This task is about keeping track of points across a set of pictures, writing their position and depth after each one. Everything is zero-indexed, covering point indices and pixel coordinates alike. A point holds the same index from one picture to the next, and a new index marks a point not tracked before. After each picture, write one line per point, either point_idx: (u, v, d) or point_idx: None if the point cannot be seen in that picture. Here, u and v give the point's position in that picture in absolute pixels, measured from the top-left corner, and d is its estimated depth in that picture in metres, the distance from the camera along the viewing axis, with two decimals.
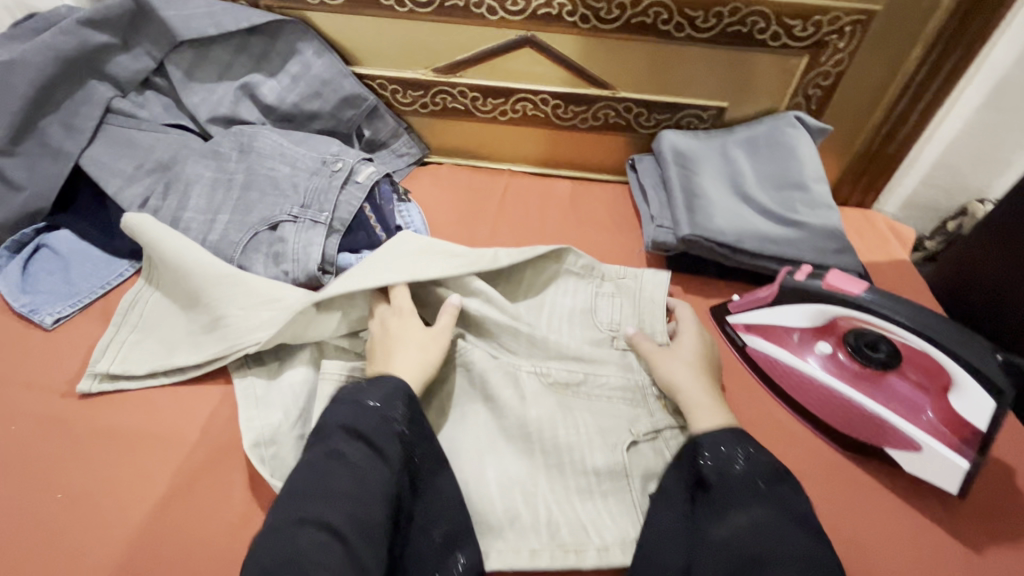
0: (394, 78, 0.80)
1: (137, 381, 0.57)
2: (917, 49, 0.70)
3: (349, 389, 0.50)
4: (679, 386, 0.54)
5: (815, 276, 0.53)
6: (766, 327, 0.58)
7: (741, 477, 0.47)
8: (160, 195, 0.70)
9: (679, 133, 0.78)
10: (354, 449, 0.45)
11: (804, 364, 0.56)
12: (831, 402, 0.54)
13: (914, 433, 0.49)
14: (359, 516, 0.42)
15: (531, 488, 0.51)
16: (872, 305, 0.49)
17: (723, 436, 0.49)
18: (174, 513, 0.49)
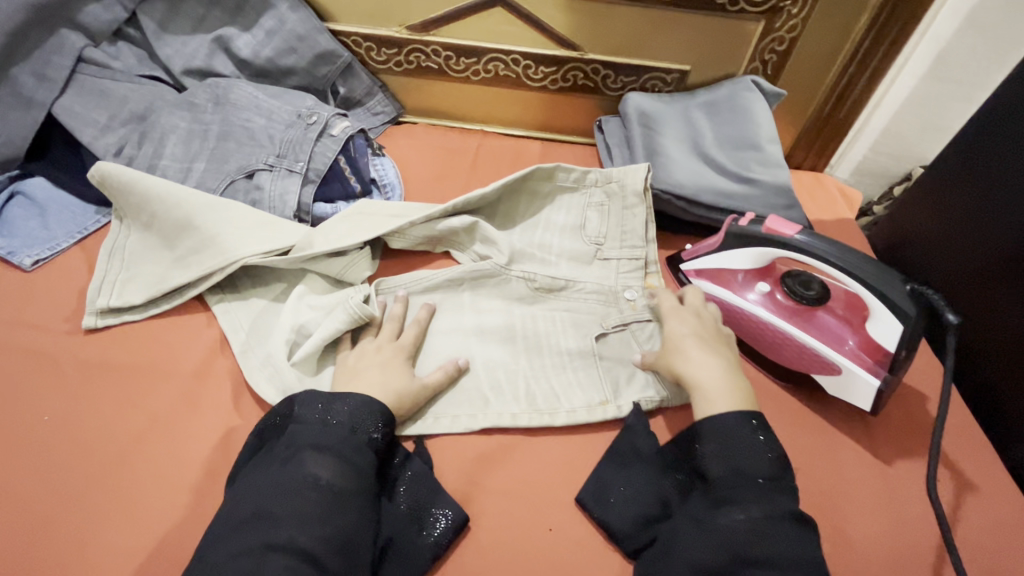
0: (368, 36, 0.82)
1: (138, 312, 0.60)
2: (864, 18, 0.74)
3: (318, 398, 0.49)
4: (702, 379, 0.52)
5: (756, 222, 0.59)
6: (715, 268, 0.63)
7: (743, 472, 0.46)
8: (137, 144, 0.72)
9: (644, 95, 0.82)
10: (308, 459, 0.45)
11: (748, 303, 0.60)
12: (768, 335, 0.58)
13: (837, 358, 0.54)
14: (315, 535, 0.42)
15: (512, 366, 0.59)
16: (805, 245, 0.54)
17: (726, 423, 0.48)
18: (155, 436, 0.52)
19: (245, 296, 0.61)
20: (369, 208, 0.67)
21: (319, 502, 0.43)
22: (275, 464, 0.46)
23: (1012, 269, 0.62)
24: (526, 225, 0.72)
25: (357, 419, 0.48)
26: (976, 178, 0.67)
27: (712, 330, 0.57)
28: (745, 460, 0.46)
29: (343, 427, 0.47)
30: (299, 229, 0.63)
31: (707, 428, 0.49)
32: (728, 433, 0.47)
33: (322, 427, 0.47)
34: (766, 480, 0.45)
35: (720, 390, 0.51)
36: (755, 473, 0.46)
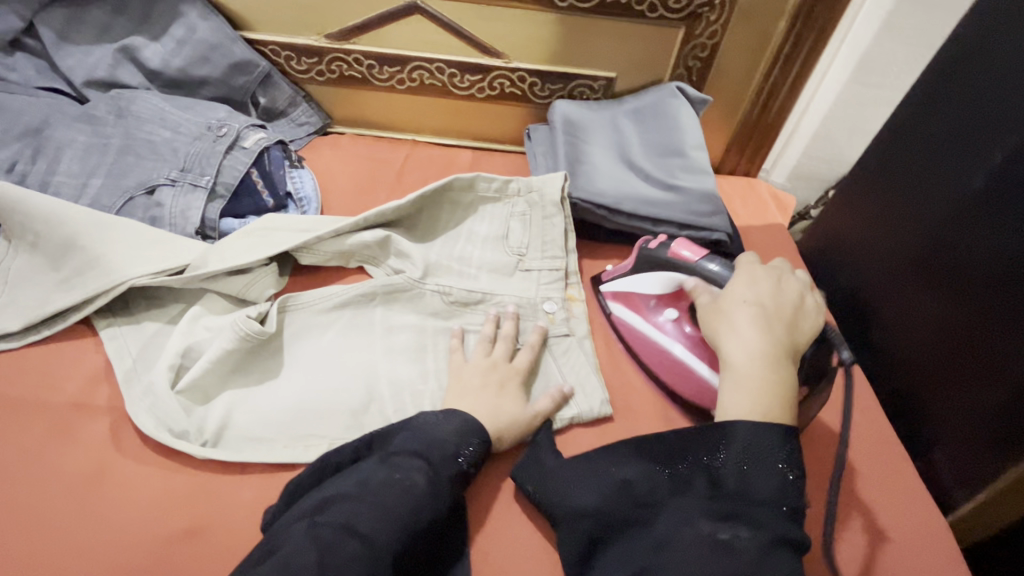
0: (286, 44, 0.79)
1: (15, 339, 0.55)
2: (782, 24, 0.74)
3: (430, 414, 0.50)
4: (738, 351, 0.50)
5: (664, 246, 0.61)
6: (626, 290, 0.63)
7: (765, 492, 0.44)
8: (30, 160, 0.68)
9: (572, 103, 0.81)
10: (410, 465, 0.46)
11: (656, 331, 0.60)
12: (669, 367, 0.58)
13: None
14: (385, 531, 0.42)
15: (419, 387, 0.56)
16: (706, 270, 0.57)
17: (769, 434, 0.45)
18: (18, 475, 0.48)
19: (136, 318, 0.58)
20: (275, 224, 0.63)
21: (418, 509, 0.44)
22: (378, 463, 0.46)
23: (923, 268, 0.61)
24: (448, 237, 0.70)
25: (473, 433, 0.49)
26: (898, 176, 0.66)
27: (784, 306, 0.52)
28: (759, 474, 0.44)
29: (457, 442, 0.48)
30: (197, 246, 0.60)
31: (736, 433, 0.46)
32: (758, 434, 0.45)
33: (437, 439, 0.48)
34: (786, 507, 0.43)
35: (755, 372, 0.48)
36: (767, 496, 0.43)
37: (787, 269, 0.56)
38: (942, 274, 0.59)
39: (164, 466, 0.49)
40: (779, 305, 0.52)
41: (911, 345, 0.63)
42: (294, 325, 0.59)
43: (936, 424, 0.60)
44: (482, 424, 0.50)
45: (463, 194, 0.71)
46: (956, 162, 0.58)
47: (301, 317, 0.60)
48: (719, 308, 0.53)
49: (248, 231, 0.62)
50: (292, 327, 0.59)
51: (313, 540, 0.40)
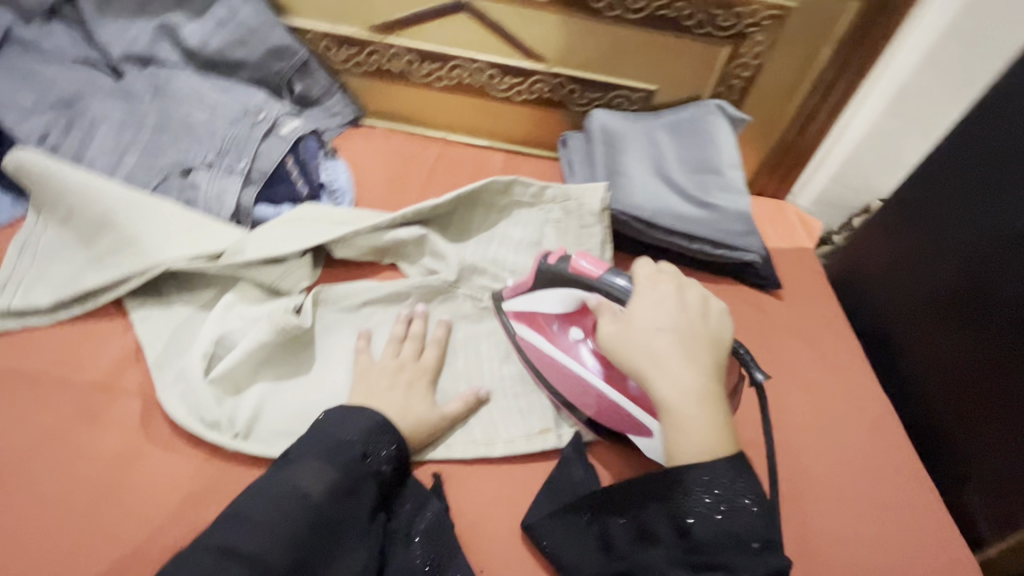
0: (327, 33, 0.78)
1: (44, 316, 0.54)
2: (827, 49, 0.75)
3: (334, 413, 0.47)
4: (675, 393, 0.45)
5: (563, 262, 0.53)
6: (528, 312, 0.57)
7: (735, 534, 0.42)
8: (62, 133, 0.66)
9: (609, 113, 0.81)
10: (298, 470, 0.44)
11: (564, 354, 0.55)
12: (582, 391, 0.53)
13: (646, 419, 0.50)
14: (275, 549, 0.40)
15: (450, 388, 0.57)
16: (612, 288, 0.50)
17: (718, 472, 0.43)
18: (43, 456, 0.47)
19: (168, 301, 0.57)
20: (312, 215, 0.63)
21: (302, 528, 0.42)
22: (320, 481, 0.43)
23: (955, 312, 0.62)
24: (481, 239, 0.70)
25: (373, 436, 0.47)
26: (933, 209, 0.66)
27: (693, 326, 0.48)
28: (727, 511, 0.43)
29: (356, 448, 0.46)
30: (233, 232, 0.59)
31: (694, 478, 0.43)
32: (714, 477, 0.43)
33: (335, 443, 0.45)
34: (760, 544, 0.42)
35: (694, 412, 0.44)
36: (737, 531, 0.42)
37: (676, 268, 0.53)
38: (975, 319, 0.60)
39: (193, 456, 0.48)
40: (692, 327, 0.48)
41: (942, 382, 0.63)
42: (324, 320, 0.58)
43: (968, 457, 0.60)
44: (392, 427, 0.48)
45: (498, 197, 0.70)
46: (997, 200, 0.59)
47: (331, 313, 0.59)
48: (632, 342, 0.48)
49: (286, 220, 0.62)
50: (322, 322, 0.58)
51: (194, 570, 0.39)
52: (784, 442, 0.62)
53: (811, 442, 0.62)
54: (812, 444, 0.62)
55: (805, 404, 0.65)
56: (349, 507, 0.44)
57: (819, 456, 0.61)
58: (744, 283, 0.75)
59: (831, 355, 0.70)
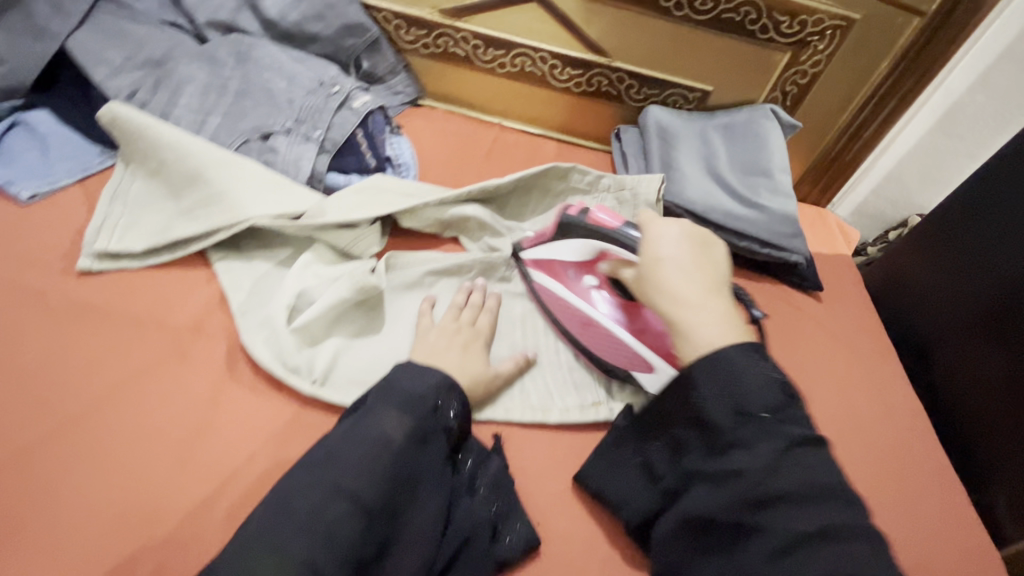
0: (399, 13, 0.81)
1: (136, 260, 0.58)
2: (885, 63, 0.76)
3: (409, 366, 0.50)
4: (683, 306, 0.47)
5: (584, 214, 0.59)
6: (545, 259, 0.63)
7: (750, 405, 0.41)
8: (150, 91, 0.70)
9: (664, 110, 0.83)
10: (385, 418, 0.46)
11: (579, 299, 0.61)
12: (593, 332, 0.59)
13: (649, 356, 0.56)
14: (369, 488, 0.43)
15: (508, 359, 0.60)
16: (624, 236, 0.55)
17: (721, 356, 0.43)
18: (138, 387, 0.50)
19: (249, 256, 0.60)
20: (383, 185, 0.66)
21: (390, 473, 0.44)
22: (402, 429, 0.46)
23: (995, 323, 0.64)
24: (536, 222, 0.73)
25: (444, 390, 0.50)
26: (978, 226, 0.68)
27: (695, 256, 0.50)
28: (734, 387, 0.42)
29: (432, 402, 0.49)
30: (311, 197, 0.62)
31: (700, 370, 0.44)
32: (718, 360, 0.43)
33: (408, 394, 0.48)
34: (768, 413, 0.41)
35: (705, 320, 0.46)
36: (752, 406, 0.41)
37: None
38: (1011, 329, 0.62)
39: (274, 399, 0.52)
40: (691, 255, 0.50)
41: (972, 391, 0.66)
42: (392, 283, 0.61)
43: (990, 461, 0.63)
44: (453, 379, 0.51)
45: (557, 182, 0.73)
46: None
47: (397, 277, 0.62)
48: (642, 273, 0.51)
49: (358, 188, 0.65)
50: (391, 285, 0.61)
51: (300, 503, 0.41)
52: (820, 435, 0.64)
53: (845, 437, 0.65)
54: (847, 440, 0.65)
55: (842, 401, 0.68)
56: (426, 458, 0.47)
57: (853, 451, 0.64)
58: (784, 283, 0.77)
59: (867, 358, 0.72)
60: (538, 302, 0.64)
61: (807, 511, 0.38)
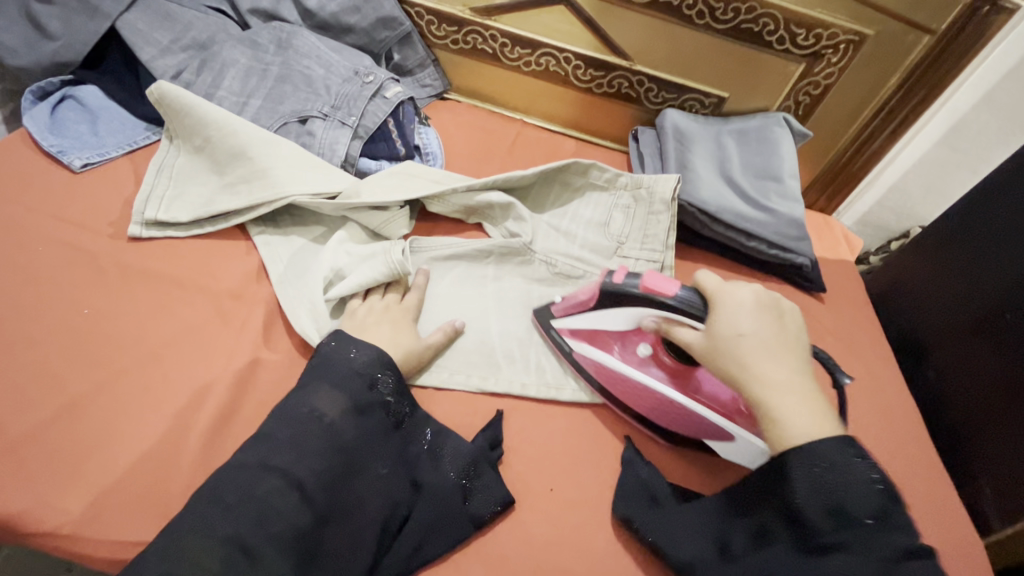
0: (431, 9, 0.85)
1: (182, 230, 0.61)
2: (894, 78, 0.80)
3: (340, 343, 0.53)
4: (769, 388, 0.47)
5: (632, 279, 0.56)
6: (592, 327, 0.61)
7: (854, 503, 0.42)
8: (195, 71, 0.74)
9: (682, 114, 0.87)
10: (315, 395, 0.49)
11: (633, 369, 0.59)
12: (656, 403, 0.57)
13: (726, 426, 0.54)
14: (303, 466, 0.45)
15: (525, 340, 0.64)
16: (683, 308, 0.52)
17: (829, 448, 0.43)
18: (183, 346, 0.53)
19: (285, 230, 0.64)
20: (412, 171, 0.70)
21: (321, 448, 0.47)
22: (333, 409, 0.48)
23: (986, 332, 0.68)
24: (555, 214, 0.77)
25: (377, 362, 0.52)
26: (972, 239, 0.72)
27: (774, 332, 0.49)
28: (843, 485, 0.43)
29: (362, 373, 0.51)
30: (345, 179, 0.66)
31: (800, 463, 0.44)
32: (826, 454, 0.43)
33: (333, 367, 0.51)
34: (875, 518, 0.42)
35: (796, 405, 0.46)
36: (857, 505, 0.42)
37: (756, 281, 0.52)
38: (1001, 338, 0.66)
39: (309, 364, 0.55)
40: (772, 331, 0.49)
41: (963, 394, 0.70)
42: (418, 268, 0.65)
43: (974, 461, 0.67)
44: (387, 354, 0.53)
45: (577, 178, 0.76)
46: None
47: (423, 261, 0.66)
48: (716, 345, 0.50)
49: (389, 173, 0.69)
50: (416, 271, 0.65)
51: (235, 481, 0.44)
52: None
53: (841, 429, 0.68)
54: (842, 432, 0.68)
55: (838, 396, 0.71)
56: (367, 436, 0.49)
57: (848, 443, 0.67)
58: (790, 283, 0.81)
59: (865, 357, 0.76)
60: (585, 375, 0.61)
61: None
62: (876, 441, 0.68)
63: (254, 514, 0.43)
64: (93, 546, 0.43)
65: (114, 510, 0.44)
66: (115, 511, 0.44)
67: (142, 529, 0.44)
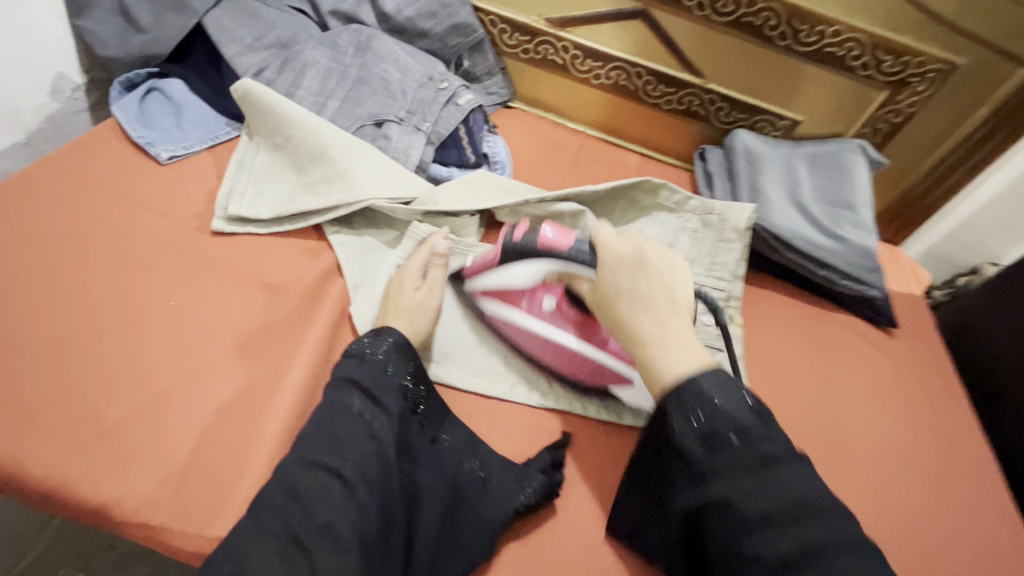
0: (506, 18, 0.85)
1: (262, 226, 0.62)
2: (982, 110, 0.77)
3: (361, 345, 0.52)
4: (654, 327, 0.48)
5: (532, 236, 0.56)
6: (499, 287, 0.60)
7: (720, 429, 0.42)
8: (277, 70, 0.75)
9: (753, 135, 0.85)
10: (343, 391, 0.48)
11: (537, 322, 0.60)
12: (560, 353, 0.59)
13: (620, 369, 0.57)
14: (353, 463, 0.45)
15: None
16: (580, 262, 0.53)
17: (699, 376, 0.44)
18: (261, 343, 0.54)
19: (360, 229, 0.65)
20: (486, 180, 0.70)
21: (362, 446, 0.46)
22: (363, 403, 0.48)
23: None
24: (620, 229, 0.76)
25: (394, 349, 0.51)
26: None
27: (659, 276, 0.50)
28: (706, 408, 0.43)
29: (378, 360, 0.50)
30: (418, 182, 0.66)
31: (670, 401, 0.45)
32: (685, 392, 0.44)
33: (357, 354, 0.51)
34: (739, 437, 0.42)
35: (666, 343, 0.47)
36: (713, 426, 0.43)
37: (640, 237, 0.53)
38: None
39: None
40: (649, 279, 0.50)
41: None
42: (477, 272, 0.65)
43: None
44: (402, 334, 0.53)
45: (646, 198, 0.75)
46: None
47: None
48: (603, 296, 0.52)
49: (462, 180, 0.68)
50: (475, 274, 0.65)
51: (308, 487, 0.44)
52: (882, 465, 0.66)
53: (909, 470, 0.66)
54: (910, 472, 0.66)
55: (906, 434, 0.69)
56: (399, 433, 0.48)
57: (918, 485, 0.65)
58: (859, 316, 0.79)
59: (936, 398, 0.73)
60: (495, 328, 0.63)
61: (786, 532, 0.40)
62: (945, 486, 0.65)
63: (299, 505, 0.43)
64: (181, 538, 0.44)
65: (200, 503, 0.45)
66: (199, 505, 0.45)
67: (224, 523, 0.44)
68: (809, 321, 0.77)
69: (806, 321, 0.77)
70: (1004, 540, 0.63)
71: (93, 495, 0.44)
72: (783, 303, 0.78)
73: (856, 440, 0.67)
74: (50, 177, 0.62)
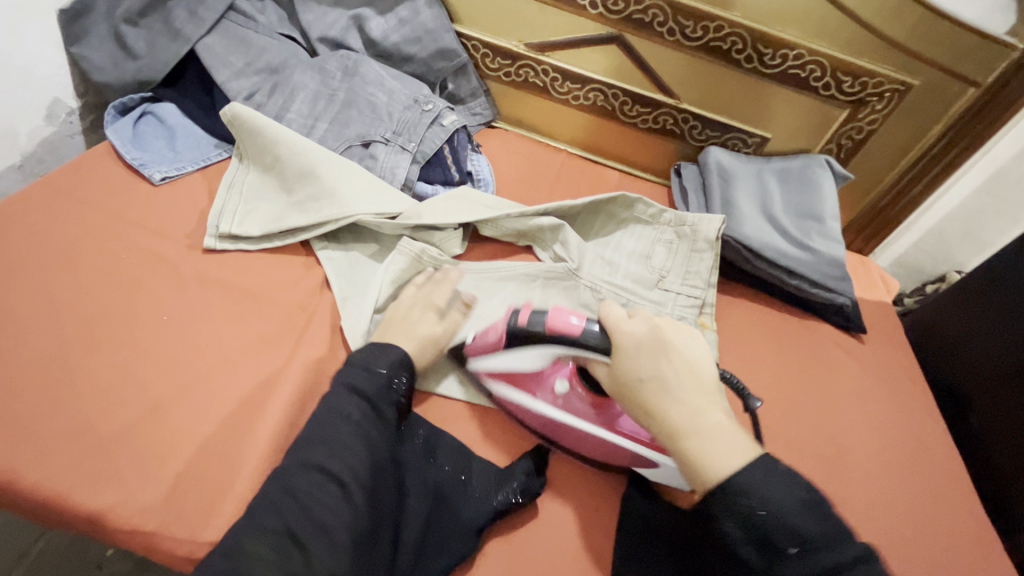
0: (487, 43, 0.89)
1: (252, 243, 0.65)
2: (938, 126, 0.82)
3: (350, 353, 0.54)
4: (685, 418, 0.47)
5: (536, 318, 0.55)
6: (507, 370, 0.59)
7: (776, 529, 0.42)
8: (267, 93, 0.78)
9: (725, 152, 0.89)
10: (341, 397, 0.50)
11: (548, 407, 0.57)
12: (576, 438, 0.57)
13: (642, 452, 0.53)
14: (345, 464, 0.46)
15: None
16: (593, 343, 0.53)
17: (752, 469, 0.43)
18: (251, 355, 0.56)
19: (346, 244, 0.67)
20: (468, 196, 0.73)
21: (360, 448, 0.48)
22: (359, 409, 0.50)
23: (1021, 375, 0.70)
24: (599, 242, 0.79)
25: (384, 357, 0.53)
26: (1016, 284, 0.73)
27: (675, 362, 0.50)
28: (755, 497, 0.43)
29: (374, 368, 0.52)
30: (403, 199, 0.68)
31: (714, 500, 0.43)
32: (730, 493, 0.43)
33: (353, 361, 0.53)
34: (794, 539, 0.41)
35: (702, 436, 0.46)
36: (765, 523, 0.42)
37: (646, 319, 0.53)
38: None
39: None
40: (675, 369, 0.49)
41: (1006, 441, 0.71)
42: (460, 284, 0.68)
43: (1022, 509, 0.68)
44: (382, 341, 0.55)
45: (622, 211, 0.79)
46: None
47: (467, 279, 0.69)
48: (622, 386, 0.51)
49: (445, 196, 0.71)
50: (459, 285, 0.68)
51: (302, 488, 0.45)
52: (856, 465, 0.68)
53: (880, 469, 0.69)
54: (881, 471, 0.69)
55: (876, 434, 0.72)
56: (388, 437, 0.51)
57: (888, 482, 0.68)
58: (831, 323, 0.82)
59: (905, 400, 0.76)
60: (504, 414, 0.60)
61: None
62: (914, 483, 0.68)
63: (294, 505, 0.44)
64: (173, 543, 0.45)
65: (192, 510, 0.46)
66: (190, 512, 0.46)
67: (215, 529, 0.46)
68: (782, 327, 0.80)
69: (779, 328, 0.80)
70: (972, 535, 0.65)
71: (86, 503, 0.45)
72: (757, 311, 0.81)
73: (829, 442, 0.70)
74: (46, 198, 0.64)
